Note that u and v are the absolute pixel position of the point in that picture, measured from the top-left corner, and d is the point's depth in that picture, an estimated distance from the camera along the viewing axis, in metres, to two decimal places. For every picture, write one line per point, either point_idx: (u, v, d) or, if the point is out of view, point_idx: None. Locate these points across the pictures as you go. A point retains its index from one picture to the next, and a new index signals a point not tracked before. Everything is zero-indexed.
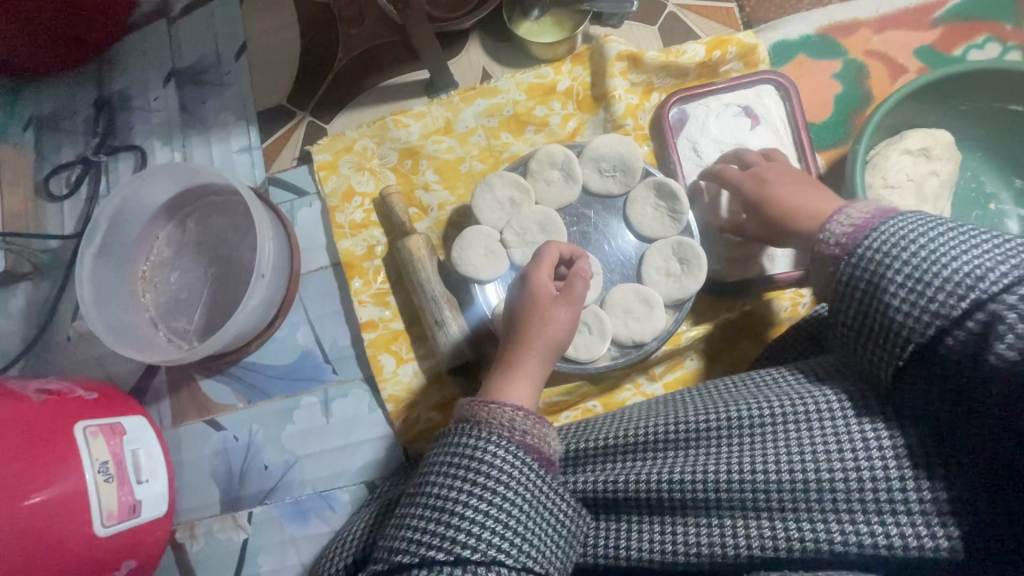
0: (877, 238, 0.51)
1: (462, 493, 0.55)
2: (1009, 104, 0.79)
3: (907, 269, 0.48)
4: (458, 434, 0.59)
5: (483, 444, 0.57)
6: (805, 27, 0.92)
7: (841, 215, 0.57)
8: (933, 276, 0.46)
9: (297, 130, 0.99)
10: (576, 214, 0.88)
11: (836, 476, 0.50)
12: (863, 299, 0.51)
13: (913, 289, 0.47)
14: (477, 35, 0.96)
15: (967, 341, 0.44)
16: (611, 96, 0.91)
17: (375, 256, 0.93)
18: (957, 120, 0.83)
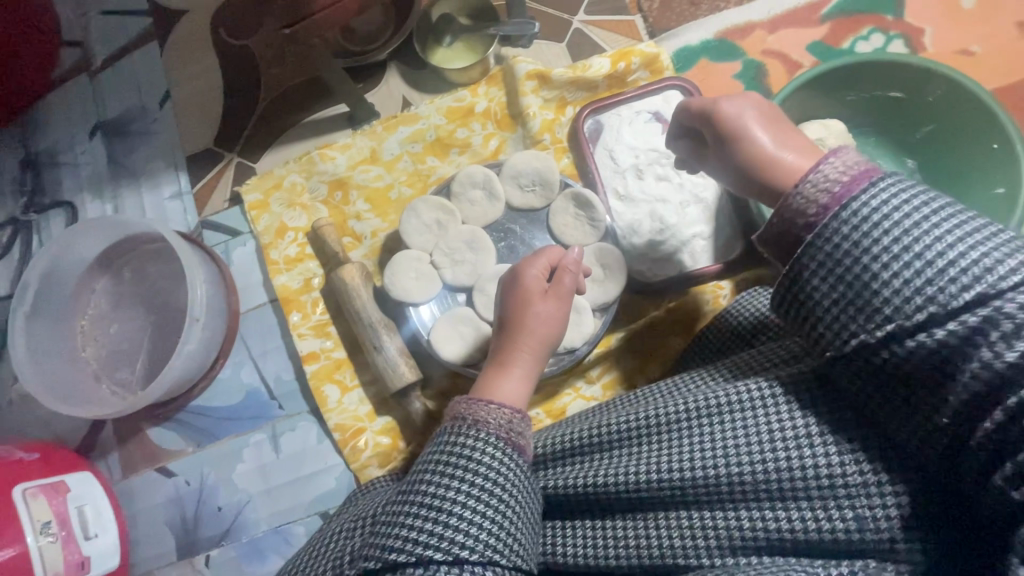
0: (858, 213, 0.46)
1: (437, 488, 0.54)
2: (889, 91, 0.84)
3: (890, 255, 0.44)
4: (455, 432, 0.58)
5: (478, 443, 0.57)
6: (703, 33, 0.97)
7: (828, 163, 0.49)
8: (907, 272, 0.43)
9: (227, 172, 1.01)
10: (502, 230, 0.91)
11: (795, 461, 0.49)
12: (829, 278, 0.47)
13: (891, 281, 0.44)
14: (394, 64, 0.99)
15: (936, 345, 0.42)
16: (525, 114, 0.94)
17: (312, 288, 0.94)
18: (848, 110, 0.88)
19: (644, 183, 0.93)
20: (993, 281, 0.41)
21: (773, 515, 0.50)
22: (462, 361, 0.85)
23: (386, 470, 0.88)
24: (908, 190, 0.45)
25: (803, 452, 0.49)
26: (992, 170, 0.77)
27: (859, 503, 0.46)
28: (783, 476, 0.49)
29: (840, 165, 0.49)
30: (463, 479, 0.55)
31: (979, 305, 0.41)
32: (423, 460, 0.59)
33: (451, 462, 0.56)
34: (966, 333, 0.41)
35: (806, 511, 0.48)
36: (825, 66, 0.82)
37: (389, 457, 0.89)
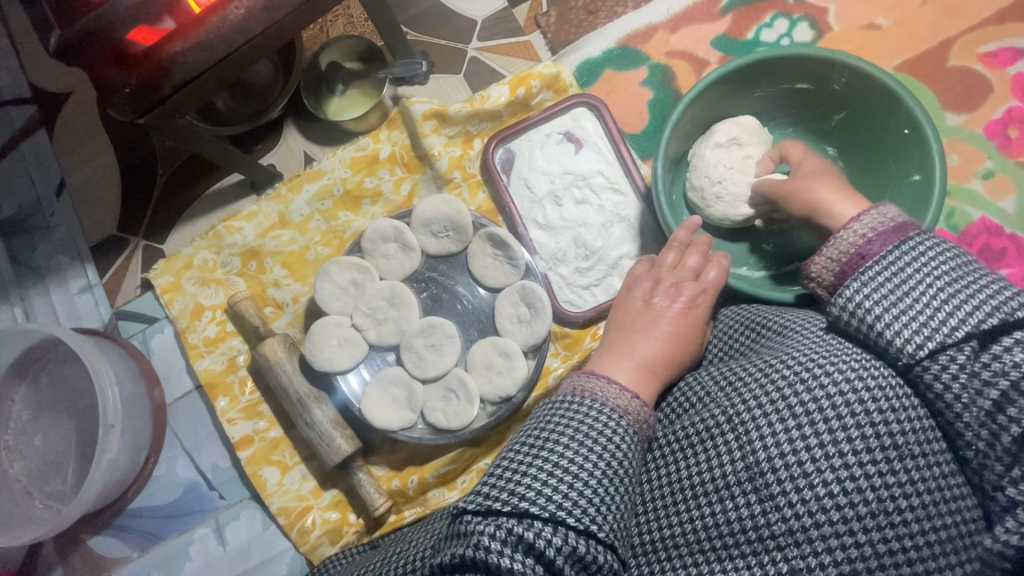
0: (889, 259, 0.53)
1: (542, 456, 0.52)
2: (795, 83, 0.83)
3: (939, 286, 0.49)
4: (570, 403, 0.57)
5: (593, 413, 0.56)
6: (604, 42, 0.93)
7: (874, 212, 0.58)
8: (954, 302, 0.48)
9: (135, 257, 0.96)
10: (422, 280, 0.87)
11: (824, 473, 0.49)
12: (875, 312, 0.51)
13: (937, 307, 0.49)
14: (291, 121, 0.95)
15: (981, 362, 0.46)
16: (431, 155, 0.90)
17: (237, 367, 0.90)
18: (756, 106, 0.87)
19: (563, 209, 0.89)
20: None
21: (746, 565, 0.49)
22: (397, 426, 0.81)
23: (338, 546, 0.84)
24: (928, 242, 0.53)
25: (773, 490, 0.50)
26: (908, 152, 0.75)
27: (833, 547, 0.47)
28: (793, 497, 0.49)
29: (877, 220, 0.58)
30: (580, 449, 0.52)
31: (1014, 329, 0.46)
32: (535, 425, 0.56)
33: (568, 430, 0.54)
34: (1004, 357, 0.45)
35: (778, 559, 0.49)
36: (723, 69, 0.79)
37: (339, 532, 0.85)
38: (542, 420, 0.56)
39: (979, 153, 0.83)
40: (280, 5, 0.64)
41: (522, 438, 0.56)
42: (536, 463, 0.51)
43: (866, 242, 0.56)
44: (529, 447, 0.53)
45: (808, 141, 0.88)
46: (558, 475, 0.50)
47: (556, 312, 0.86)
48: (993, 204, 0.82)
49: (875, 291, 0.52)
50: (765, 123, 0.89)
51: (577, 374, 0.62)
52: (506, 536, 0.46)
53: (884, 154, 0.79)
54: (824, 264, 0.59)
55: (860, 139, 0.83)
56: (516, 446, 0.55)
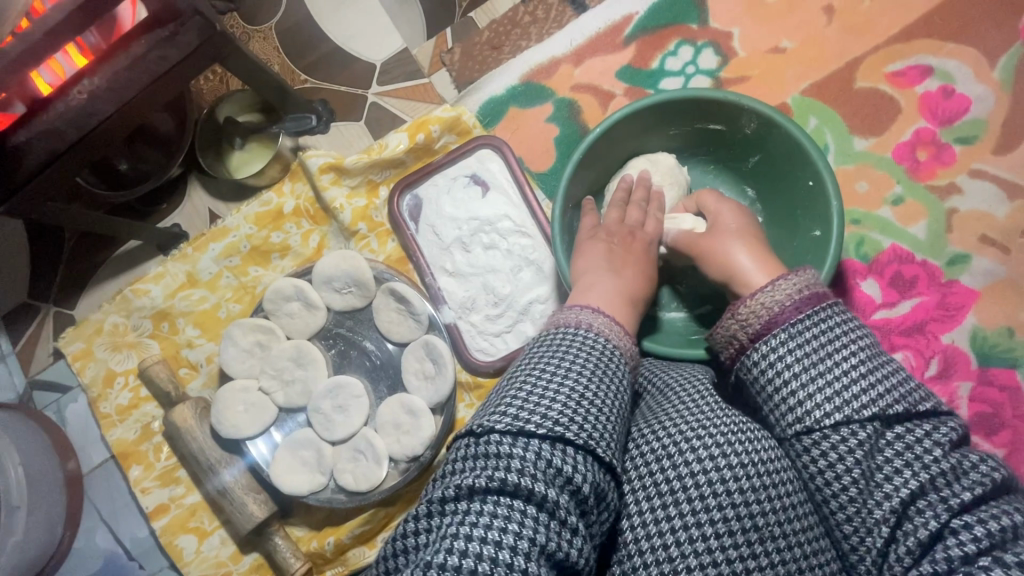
0: (820, 316, 0.48)
1: (536, 390, 0.44)
2: (710, 122, 0.77)
3: (858, 356, 0.46)
4: (570, 337, 0.50)
5: (592, 353, 0.49)
6: (507, 79, 0.91)
7: (802, 274, 0.53)
8: (868, 375, 0.44)
9: (46, 323, 0.94)
10: (330, 336, 0.86)
11: (707, 541, 0.43)
12: (792, 366, 0.47)
13: (854, 376, 0.45)
14: (194, 177, 0.92)
15: (886, 442, 0.42)
16: (333, 207, 0.88)
17: (151, 434, 0.89)
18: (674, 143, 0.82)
19: (471, 255, 0.87)
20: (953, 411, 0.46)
21: None
22: (307, 491, 0.80)
23: None
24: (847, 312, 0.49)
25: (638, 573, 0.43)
26: (813, 208, 0.71)
27: None
28: (737, 498, 0.45)
29: (807, 281, 0.52)
30: (582, 388, 0.45)
31: (925, 418, 0.43)
32: (559, 343, 0.49)
33: (564, 368, 0.46)
34: (913, 445, 0.41)
35: None
36: (626, 111, 0.75)
37: None
38: (565, 339, 0.50)
39: (888, 179, 0.81)
40: (127, 84, 0.61)
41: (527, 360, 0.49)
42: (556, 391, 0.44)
43: (801, 298, 0.50)
44: (544, 368, 0.46)
45: (729, 181, 0.83)
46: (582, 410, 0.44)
47: (466, 362, 0.84)
48: (904, 231, 0.79)
49: (798, 347, 0.47)
50: (685, 160, 0.84)
51: (569, 309, 0.55)
52: (536, 459, 0.40)
53: (798, 205, 0.74)
54: (752, 311, 0.52)
55: (775, 184, 0.77)
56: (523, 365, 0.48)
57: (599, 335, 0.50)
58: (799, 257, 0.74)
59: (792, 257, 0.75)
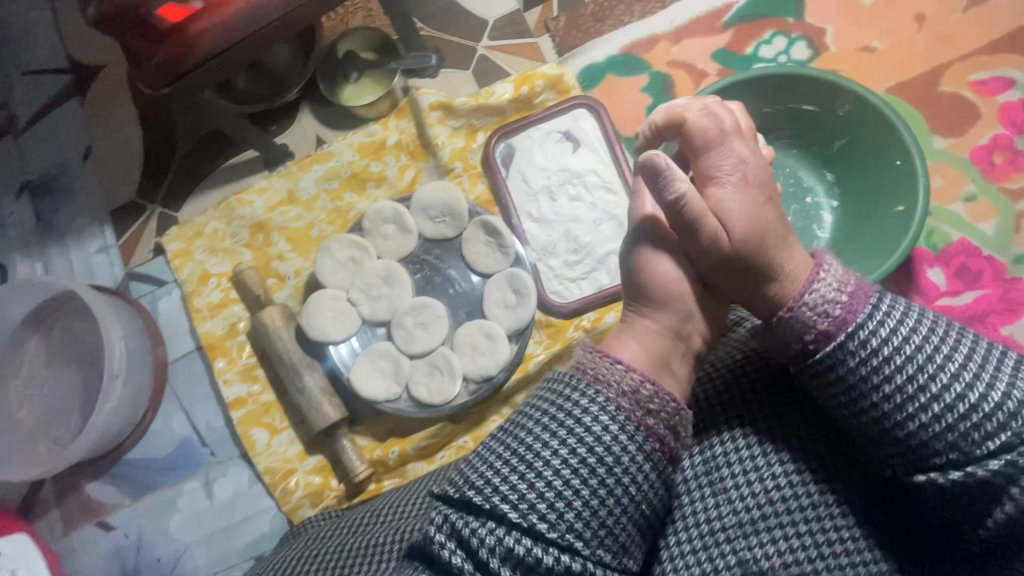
0: (896, 314, 0.44)
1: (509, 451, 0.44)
2: (803, 103, 0.83)
3: (949, 364, 0.42)
4: (560, 383, 0.47)
5: (583, 405, 0.45)
6: (608, 48, 0.98)
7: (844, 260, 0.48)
8: (958, 379, 0.42)
9: (150, 222, 1.01)
10: (417, 261, 0.91)
11: None
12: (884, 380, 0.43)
13: (946, 388, 0.42)
14: (305, 104, 0.99)
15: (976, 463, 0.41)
16: (434, 144, 0.95)
17: (237, 333, 0.95)
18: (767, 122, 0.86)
19: (557, 204, 0.93)
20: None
21: None
22: (383, 397, 0.85)
23: (318, 509, 0.88)
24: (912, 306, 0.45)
25: None
26: (898, 184, 0.77)
27: None
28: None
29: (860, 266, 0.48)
30: (556, 450, 0.44)
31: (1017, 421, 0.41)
32: (577, 387, 0.46)
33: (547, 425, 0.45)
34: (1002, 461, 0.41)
35: None
36: (732, 79, 0.80)
37: (320, 495, 0.89)
38: (583, 387, 0.46)
39: (963, 177, 0.86)
40: None
41: (550, 398, 0.46)
42: (567, 453, 0.44)
43: (853, 296, 0.46)
44: (563, 423, 0.45)
45: (811, 165, 0.87)
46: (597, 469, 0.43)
47: (542, 301, 0.89)
48: (974, 227, 0.84)
49: (886, 355, 0.43)
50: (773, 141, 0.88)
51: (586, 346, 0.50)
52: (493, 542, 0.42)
53: (880, 188, 0.80)
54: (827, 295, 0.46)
55: (858, 167, 0.83)
56: (540, 410, 0.46)
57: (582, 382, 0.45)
58: (881, 231, 0.79)
59: (871, 230, 0.81)
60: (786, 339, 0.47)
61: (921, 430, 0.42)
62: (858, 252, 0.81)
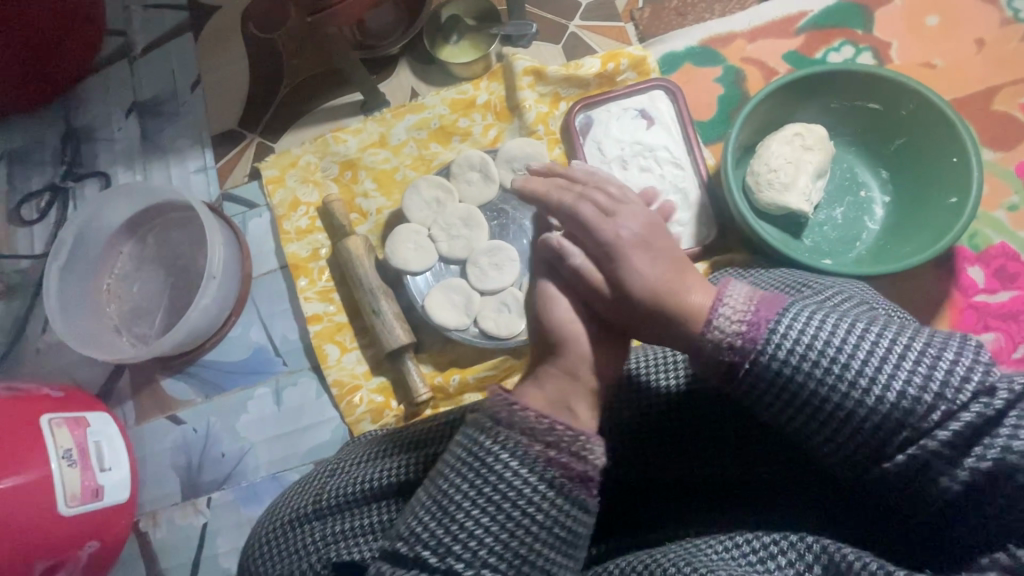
0: (824, 331, 0.51)
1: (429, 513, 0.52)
2: (869, 102, 0.91)
3: (898, 361, 0.48)
4: (470, 439, 0.54)
5: (483, 458, 0.53)
6: (688, 39, 1.06)
7: (727, 307, 0.56)
8: (909, 369, 0.47)
9: (248, 150, 1.10)
10: (494, 209, 0.99)
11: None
12: (866, 389, 0.48)
13: (908, 379, 0.47)
14: (405, 59, 1.09)
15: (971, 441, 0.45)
16: (522, 106, 1.03)
17: (319, 257, 1.02)
18: (832, 117, 0.95)
19: (628, 173, 1.01)
20: (989, 373, 0.45)
21: None
22: (453, 326, 0.93)
23: (377, 425, 0.95)
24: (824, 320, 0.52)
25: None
26: (950, 181, 0.85)
27: None
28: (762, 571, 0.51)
29: (745, 298, 0.56)
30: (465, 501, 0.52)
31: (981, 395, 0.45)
32: (488, 445, 0.53)
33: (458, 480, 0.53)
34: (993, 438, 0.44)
35: None
36: (807, 71, 0.88)
37: (381, 413, 0.95)
38: (506, 447, 0.53)
39: (1008, 188, 0.93)
40: None
41: (464, 458, 0.54)
42: (492, 508, 0.52)
43: (749, 328, 0.54)
44: (476, 478, 0.52)
45: (867, 162, 0.95)
46: (528, 525, 0.51)
47: None
48: (1014, 233, 0.91)
49: (837, 372, 0.50)
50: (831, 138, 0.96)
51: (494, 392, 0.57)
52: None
53: (932, 185, 0.88)
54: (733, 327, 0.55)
55: (913, 166, 0.91)
56: (456, 473, 0.53)
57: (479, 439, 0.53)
58: (933, 223, 0.86)
59: (921, 223, 0.88)
60: (700, 359, 0.57)
61: (824, 432, 0.50)
62: (907, 241, 0.89)
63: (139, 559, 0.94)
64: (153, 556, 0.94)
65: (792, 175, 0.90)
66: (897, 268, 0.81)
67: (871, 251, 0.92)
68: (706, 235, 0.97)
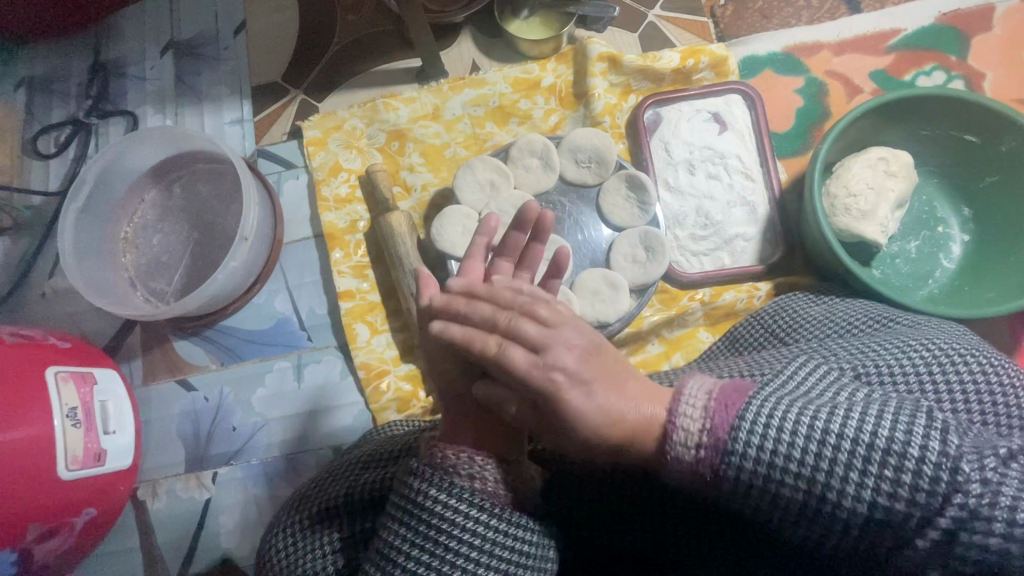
0: (794, 430, 0.45)
1: (405, 547, 0.49)
2: (963, 133, 0.86)
3: (877, 460, 0.43)
4: (413, 479, 0.50)
5: (441, 493, 0.49)
6: (772, 44, 1.00)
7: (686, 408, 0.46)
8: (880, 470, 0.43)
9: (290, 107, 1.02)
10: (550, 201, 0.93)
11: None
12: (846, 494, 0.43)
13: (885, 479, 0.42)
14: (468, 30, 1.03)
15: (957, 538, 0.42)
16: (590, 94, 0.97)
17: (357, 230, 0.96)
18: (918, 144, 0.90)
19: (694, 178, 0.95)
20: (959, 470, 0.41)
21: None
22: None
23: (403, 415, 0.89)
24: (781, 415, 0.45)
25: None
26: None
27: None
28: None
29: (696, 395, 0.47)
30: (425, 535, 0.49)
31: (961, 489, 0.41)
32: (424, 489, 0.49)
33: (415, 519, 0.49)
34: (977, 530, 0.41)
35: None
36: (908, 94, 0.82)
37: (407, 403, 0.89)
38: (467, 480, 0.49)
39: None
40: None
41: (408, 508, 0.50)
42: (459, 542, 0.48)
43: (709, 449, 0.46)
44: (419, 520, 0.49)
45: (947, 198, 0.91)
46: (481, 546, 0.49)
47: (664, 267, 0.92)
48: None
49: (814, 480, 0.44)
50: (917, 166, 0.92)
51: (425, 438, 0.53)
52: None
53: (1019, 228, 0.83)
54: (693, 446, 0.46)
55: (1001, 207, 0.86)
56: (401, 515, 0.50)
57: (434, 479, 0.49)
58: (1019, 267, 0.82)
59: (1006, 266, 0.83)
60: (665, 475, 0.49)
61: (800, 535, 0.46)
62: (988, 283, 0.84)
63: (133, 529, 0.88)
64: (148, 528, 0.88)
65: (874, 201, 0.84)
66: (981, 316, 0.76)
67: (944, 291, 0.88)
68: (770, 254, 0.92)
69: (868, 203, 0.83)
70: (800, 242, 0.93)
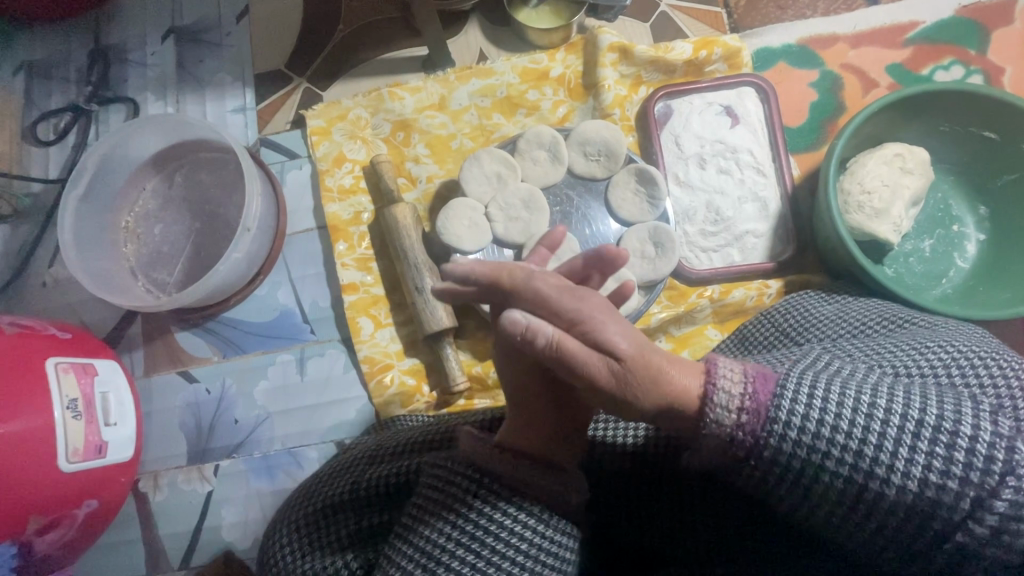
0: (835, 400, 0.43)
1: (429, 544, 0.48)
2: (982, 130, 0.84)
3: (927, 439, 0.41)
4: (450, 474, 0.50)
5: (473, 491, 0.48)
6: (786, 36, 0.98)
7: (722, 378, 0.44)
8: (933, 445, 0.41)
9: (293, 96, 1.00)
10: (558, 195, 0.91)
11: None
12: (894, 471, 0.42)
13: (936, 458, 0.41)
14: (476, 17, 1.01)
15: (1008, 520, 0.40)
16: (600, 85, 0.95)
17: (360, 222, 0.94)
18: (936, 140, 0.88)
19: (705, 172, 0.93)
20: (1013, 451, 0.40)
21: None
22: None
23: (406, 410, 0.88)
24: (817, 382, 0.45)
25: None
26: None
27: None
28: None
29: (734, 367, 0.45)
30: (455, 534, 0.48)
31: (1012, 470, 0.40)
32: (460, 485, 0.49)
33: (444, 516, 0.48)
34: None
35: None
36: (928, 88, 0.80)
37: (411, 398, 0.89)
38: (477, 481, 0.49)
39: None
40: None
41: (438, 503, 0.49)
42: (499, 546, 0.47)
43: (751, 417, 0.44)
44: (450, 517, 0.48)
45: (963, 195, 0.89)
46: (511, 554, 0.47)
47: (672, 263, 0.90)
48: None
49: (863, 459, 0.42)
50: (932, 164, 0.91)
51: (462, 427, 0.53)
52: None
53: None
54: (731, 413, 0.44)
55: (1019, 206, 0.84)
56: (431, 510, 0.49)
57: (471, 474, 0.49)
58: None
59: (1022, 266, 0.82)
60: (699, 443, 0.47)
61: (843, 519, 0.45)
62: (1003, 284, 0.82)
63: (135, 520, 0.88)
64: (150, 520, 0.88)
65: (888, 198, 0.82)
66: (997, 317, 0.74)
67: (958, 290, 0.86)
68: (781, 251, 0.90)
69: (882, 201, 0.82)
70: (812, 240, 0.91)
